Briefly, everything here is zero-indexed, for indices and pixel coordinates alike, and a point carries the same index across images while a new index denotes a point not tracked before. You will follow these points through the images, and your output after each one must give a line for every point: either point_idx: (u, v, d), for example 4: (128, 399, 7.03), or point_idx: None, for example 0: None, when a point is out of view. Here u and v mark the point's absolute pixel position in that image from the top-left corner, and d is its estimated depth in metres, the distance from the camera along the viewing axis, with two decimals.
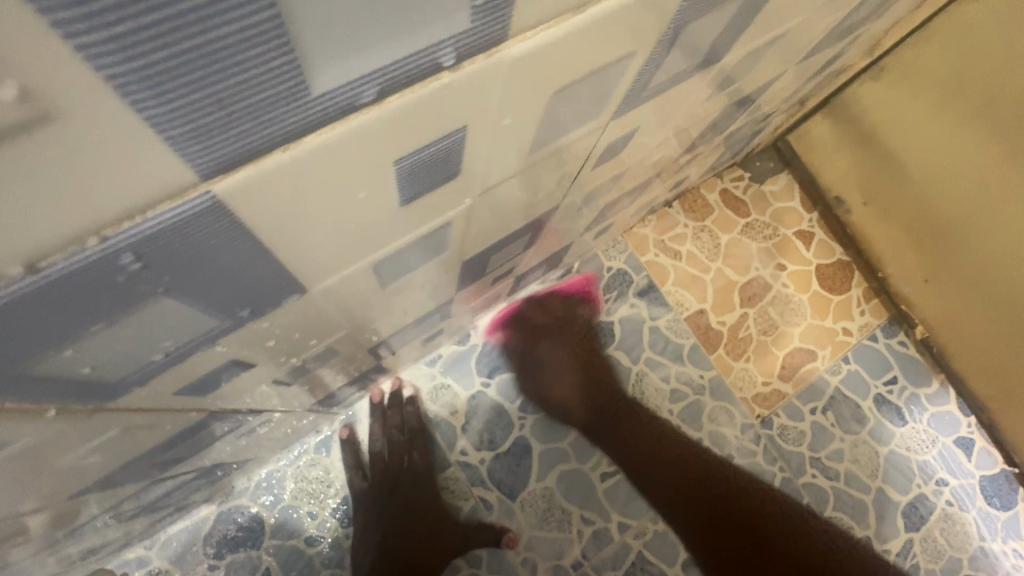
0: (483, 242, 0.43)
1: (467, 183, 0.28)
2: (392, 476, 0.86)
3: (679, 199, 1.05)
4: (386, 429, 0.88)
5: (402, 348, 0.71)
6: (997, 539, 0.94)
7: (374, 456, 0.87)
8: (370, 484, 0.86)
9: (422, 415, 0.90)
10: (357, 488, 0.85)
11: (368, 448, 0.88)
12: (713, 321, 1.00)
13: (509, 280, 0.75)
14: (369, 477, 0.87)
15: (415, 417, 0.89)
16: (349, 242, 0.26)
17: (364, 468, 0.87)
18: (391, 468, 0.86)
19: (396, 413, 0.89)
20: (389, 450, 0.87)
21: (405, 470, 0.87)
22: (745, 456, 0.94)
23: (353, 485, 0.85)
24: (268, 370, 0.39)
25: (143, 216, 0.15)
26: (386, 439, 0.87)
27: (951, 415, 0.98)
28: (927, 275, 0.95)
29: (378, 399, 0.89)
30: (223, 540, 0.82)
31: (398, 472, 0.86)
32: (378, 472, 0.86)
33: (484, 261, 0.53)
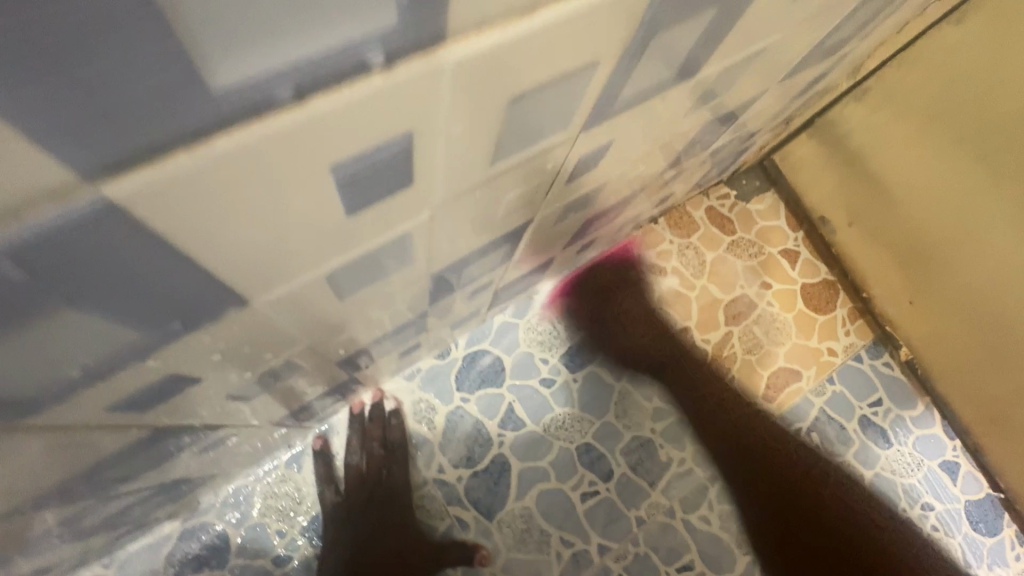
0: (452, 256, 0.42)
1: (425, 193, 0.27)
2: (369, 488, 0.84)
3: (665, 216, 1.04)
4: (364, 441, 0.86)
5: (376, 362, 0.69)
6: (984, 566, 0.92)
7: (349, 469, 0.84)
8: (343, 498, 0.83)
9: (404, 430, 0.87)
10: (330, 502, 0.83)
11: (343, 461, 0.85)
12: (697, 339, 0.99)
13: (489, 294, 0.74)
14: (343, 491, 0.84)
15: (397, 432, 0.87)
16: (294, 252, 0.24)
17: (337, 482, 0.84)
18: (367, 482, 0.84)
19: (377, 427, 0.86)
20: (366, 463, 0.85)
21: (381, 484, 0.85)
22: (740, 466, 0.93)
23: (325, 501, 0.82)
24: (219, 385, 0.37)
25: (19, 220, 0.13)
26: (364, 452, 0.85)
27: (936, 438, 0.97)
28: (912, 297, 0.94)
29: (357, 411, 0.87)
30: (187, 558, 0.78)
31: (374, 486, 0.85)
32: (354, 485, 0.84)
33: (459, 273, 0.51)
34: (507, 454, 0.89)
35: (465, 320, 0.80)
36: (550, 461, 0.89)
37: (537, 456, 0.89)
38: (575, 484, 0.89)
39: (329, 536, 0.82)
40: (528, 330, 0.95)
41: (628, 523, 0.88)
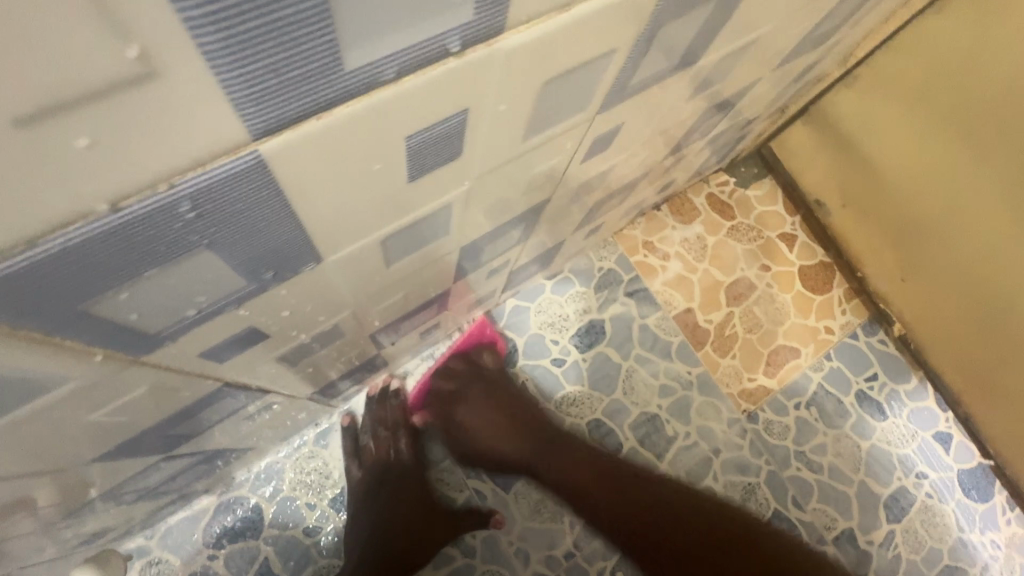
0: (481, 229, 0.47)
1: (471, 165, 0.32)
2: (386, 466, 0.87)
3: (667, 203, 1.09)
4: (383, 421, 0.89)
5: (399, 340, 0.74)
6: (975, 530, 0.97)
7: (366, 446, 0.88)
8: (364, 474, 0.87)
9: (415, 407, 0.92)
10: (354, 477, 0.86)
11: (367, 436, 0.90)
12: (700, 320, 1.04)
13: (502, 277, 0.79)
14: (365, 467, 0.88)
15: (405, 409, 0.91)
16: (366, 213, 0.29)
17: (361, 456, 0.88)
18: (386, 460, 0.87)
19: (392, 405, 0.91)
20: (385, 442, 0.88)
21: (399, 461, 0.88)
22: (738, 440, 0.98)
23: (350, 474, 0.86)
24: (279, 345, 0.42)
25: (203, 168, 0.18)
26: (384, 431, 0.89)
27: (929, 410, 1.01)
28: (903, 275, 0.99)
29: (376, 391, 0.91)
30: (222, 530, 0.83)
31: (392, 462, 0.88)
32: (376, 464, 0.87)
33: (481, 251, 0.56)
34: None
35: (480, 302, 0.85)
36: None
37: None
38: (586, 457, 0.94)
39: (352, 509, 0.85)
40: (538, 313, 1.00)
41: None
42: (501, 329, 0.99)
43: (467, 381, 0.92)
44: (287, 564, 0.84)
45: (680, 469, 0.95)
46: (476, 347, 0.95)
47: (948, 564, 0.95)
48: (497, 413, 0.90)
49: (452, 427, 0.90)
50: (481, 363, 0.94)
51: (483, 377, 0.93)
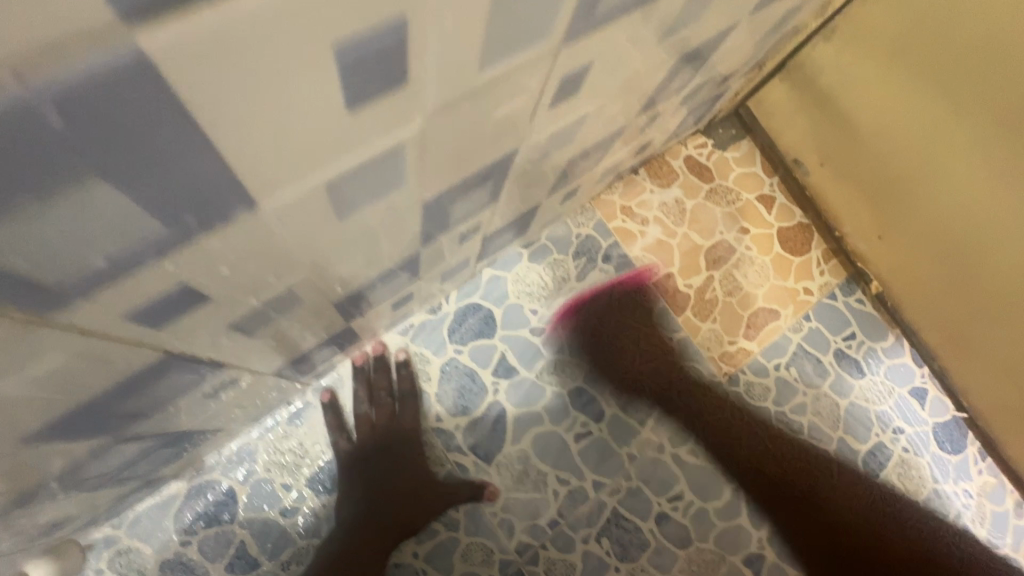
0: (444, 184, 0.44)
1: (419, 98, 0.29)
2: (380, 434, 0.86)
3: (645, 166, 1.07)
4: (372, 393, 0.88)
5: (370, 312, 0.71)
6: (950, 482, 0.99)
7: (358, 418, 0.87)
8: (354, 444, 0.86)
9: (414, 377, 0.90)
10: (343, 449, 0.85)
11: (351, 411, 0.88)
12: (680, 285, 1.03)
13: (476, 243, 0.76)
14: (354, 438, 0.86)
15: (408, 379, 0.89)
16: (297, 150, 0.26)
17: (348, 431, 0.86)
18: (379, 428, 0.86)
19: (383, 376, 0.89)
20: (375, 411, 0.87)
21: (391, 429, 0.87)
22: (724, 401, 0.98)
23: (337, 446, 0.85)
24: (227, 311, 0.38)
25: (64, 62, 0.15)
26: (372, 402, 0.88)
27: (905, 366, 1.03)
28: (880, 233, 0.99)
29: (361, 362, 0.89)
30: (195, 516, 0.80)
31: (386, 431, 0.86)
32: (365, 434, 0.86)
33: (448, 211, 0.53)
34: (502, 402, 0.92)
35: (455, 271, 0.82)
36: (544, 406, 0.93)
37: (531, 402, 0.93)
38: (569, 426, 0.93)
39: (342, 480, 0.84)
40: (516, 282, 0.97)
41: (620, 459, 0.92)
42: (477, 301, 0.96)
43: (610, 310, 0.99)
44: (264, 547, 0.81)
45: (668, 435, 0.95)
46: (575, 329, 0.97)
47: (923, 515, 0.97)
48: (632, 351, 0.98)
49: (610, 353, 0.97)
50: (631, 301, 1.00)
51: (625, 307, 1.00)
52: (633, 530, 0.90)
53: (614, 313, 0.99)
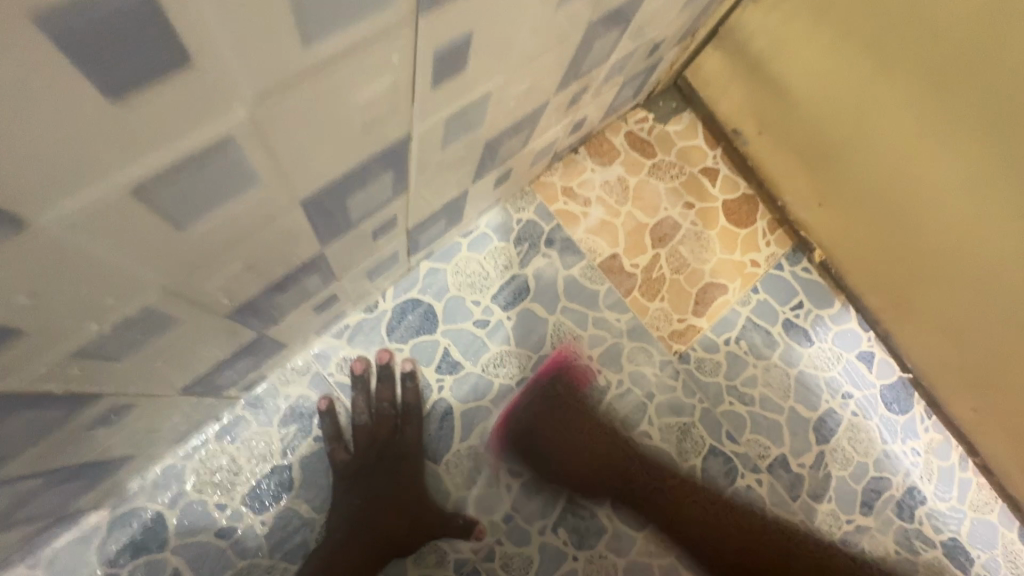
0: (321, 178, 0.40)
1: (223, 83, 0.25)
2: (379, 446, 0.85)
3: (584, 144, 1.04)
4: (375, 402, 0.86)
5: (288, 317, 0.66)
6: (898, 442, 1.00)
7: (357, 428, 0.85)
8: (354, 456, 0.84)
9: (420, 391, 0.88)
10: (342, 461, 0.82)
11: (349, 419, 0.86)
12: (626, 265, 1.00)
13: (400, 236, 0.71)
14: (353, 450, 0.85)
15: (413, 393, 0.86)
16: (42, 148, 0.22)
17: (346, 441, 0.84)
18: (379, 439, 0.85)
19: (388, 387, 0.87)
20: (375, 422, 0.86)
21: (391, 441, 0.86)
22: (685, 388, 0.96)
23: (335, 457, 0.82)
24: (63, 341, 0.34)
25: None
26: (373, 413, 0.86)
27: (852, 331, 1.03)
28: (819, 200, 0.98)
29: (361, 371, 0.86)
30: (121, 546, 0.75)
31: (387, 444, 0.86)
32: (365, 445, 0.85)
33: (343, 207, 0.48)
34: (447, 399, 0.89)
35: (383, 267, 0.78)
36: (491, 400, 0.90)
37: (477, 396, 0.90)
38: (519, 418, 0.90)
39: (338, 491, 0.82)
40: (455, 274, 0.93)
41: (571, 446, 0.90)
42: (414, 295, 0.92)
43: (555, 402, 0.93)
44: (200, 572, 0.77)
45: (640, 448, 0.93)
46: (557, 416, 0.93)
47: (875, 477, 0.98)
48: (575, 432, 0.93)
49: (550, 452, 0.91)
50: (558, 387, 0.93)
51: (574, 411, 0.93)
52: (590, 518, 0.88)
53: (561, 411, 0.93)
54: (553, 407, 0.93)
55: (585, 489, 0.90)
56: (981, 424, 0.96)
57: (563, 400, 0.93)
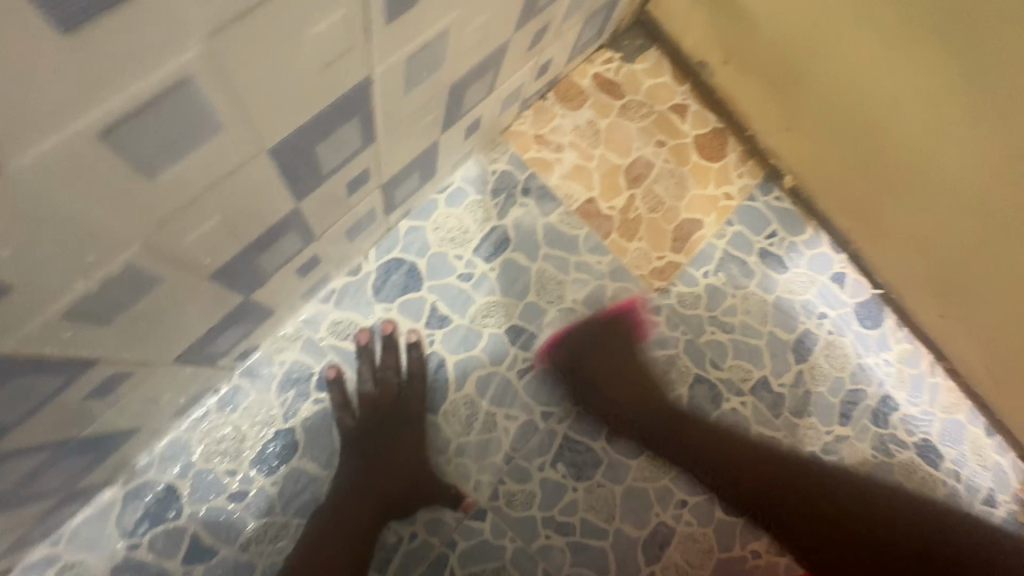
0: (286, 125, 0.40)
1: (171, 16, 0.25)
2: (383, 411, 0.89)
3: (552, 90, 1.03)
4: (379, 372, 0.89)
5: (272, 280, 0.67)
6: (872, 354, 1.05)
7: (363, 396, 0.89)
8: (357, 423, 0.88)
9: (424, 362, 0.91)
10: (348, 427, 0.87)
11: (356, 390, 0.89)
12: (603, 208, 1.02)
13: (374, 192, 0.71)
14: (356, 416, 0.88)
15: (418, 364, 0.90)
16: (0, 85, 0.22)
17: (352, 407, 0.88)
18: (382, 404, 0.89)
19: (391, 358, 0.89)
20: (379, 390, 0.89)
21: (396, 405, 0.89)
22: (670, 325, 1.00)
23: (342, 425, 0.86)
24: (45, 300, 0.35)
25: None
26: (376, 381, 0.89)
27: (824, 255, 1.06)
28: (786, 126, 1.00)
29: (365, 342, 0.88)
30: (138, 517, 0.78)
31: (390, 410, 0.89)
32: (368, 410, 0.88)
33: (311, 158, 0.48)
34: (439, 352, 0.91)
35: (362, 226, 0.78)
36: (483, 349, 0.93)
37: (468, 347, 0.92)
38: (510, 364, 0.93)
39: (341, 455, 0.86)
40: (436, 230, 0.94)
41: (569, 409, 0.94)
42: (397, 255, 0.92)
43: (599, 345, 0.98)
44: (217, 535, 0.80)
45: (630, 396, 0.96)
46: (645, 333, 0.99)
47: (851, 389, 1.03)
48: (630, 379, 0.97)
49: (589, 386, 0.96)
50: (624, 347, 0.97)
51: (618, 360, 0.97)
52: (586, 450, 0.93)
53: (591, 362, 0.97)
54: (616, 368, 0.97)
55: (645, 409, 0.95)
56: (945, 329, 1.01)
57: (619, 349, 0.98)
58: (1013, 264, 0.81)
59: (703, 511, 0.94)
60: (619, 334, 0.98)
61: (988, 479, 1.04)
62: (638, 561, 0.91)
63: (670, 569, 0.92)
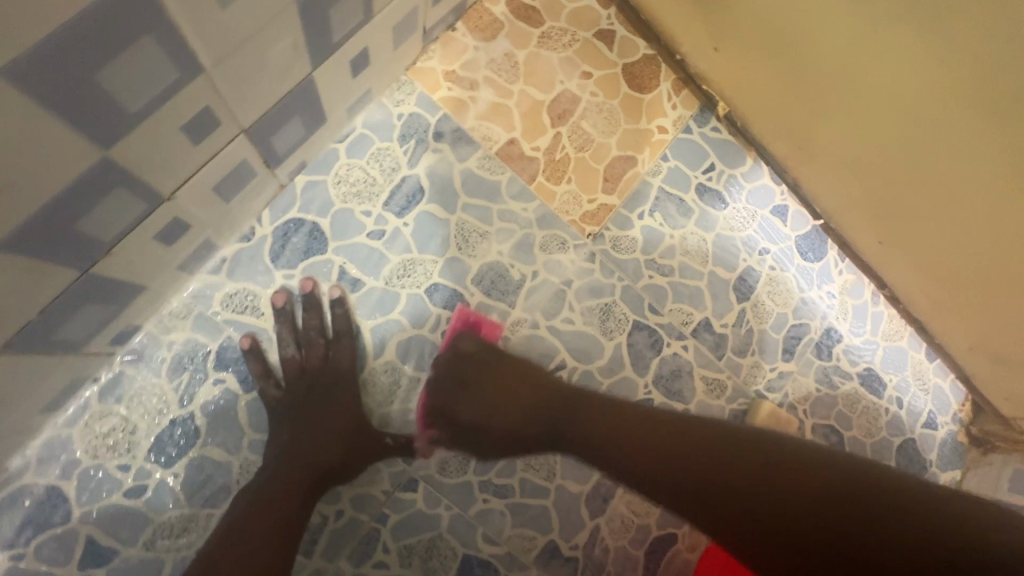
0: (20, 40, 0.32)
1: None
2: (310, 376, 0.80)
3: (461, 20, 0.93)
4: (302, 334, 0.81)
5: (122, 250, 0.58)
6: (814, 288, 1.01)
7: (284, 360, 0.80)
8: (285, 392, 0.79)
9: (350, 317, 0.83)
10: (273, 398, 0.78)
11: (277, 355, 0.81)
12: (526, 149, 0.93)
13: (239, 140, 0.61)
14: (284, 385, 0.80)
15: (344, 319, 0.82)
16: None
17: (275, 375, 0.80)
18: (309, 369, 0.81)
19: (314, 316, 0.81)
20: (304, 353, 0.81)
21: (325, 369, 0.81)
22: (607, 273, 0.94)
23: (266, 395, 0.78)
24: None
25: None
26: (300, 344, 0.81)
27: (765, 187, 1.01)
28: (715, 43, 0.92)
29: (281, 304, 0.80)
30: (22, 524, 0.71)
31: (318, 375, 0.81)
32: (293, 377, 0.80)
33: (98, 94, 0.40)
34: (354, 318, 0.84)
35: (236, 182, 0.69)
36: (401, 312, 0.85)
37: (386, 311, 0.85)
38: (434, 325, 0.86)
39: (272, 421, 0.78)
40: (338, 184, 0.85)
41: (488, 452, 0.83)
42: (296, 215, 0.83)
43: (481, 357, 0.83)
44: (116, 535, 0.73)
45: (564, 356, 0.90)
46: (491, 335, 0.87)
47: (794, 325, 1.00)
48: (502, 387, 0.81)
49: (470, 427, 0.82)
50: (466, 347, 0.84)
51: (484, 362, 0.83)
52: None
53: (463, 390, 0.82)
54: (489, 369, 0.82)
55: (530, 409, 0.79)
56: (883, 255, 0.97)
57: (480, 357, 0.83)
58: (975, 161, 0.73)
59: None
60: (465, 358, 0.83)
61: (929, 403, 1.05)
62: (581, 516, 0.88)
63: (615, 521, 0.89)
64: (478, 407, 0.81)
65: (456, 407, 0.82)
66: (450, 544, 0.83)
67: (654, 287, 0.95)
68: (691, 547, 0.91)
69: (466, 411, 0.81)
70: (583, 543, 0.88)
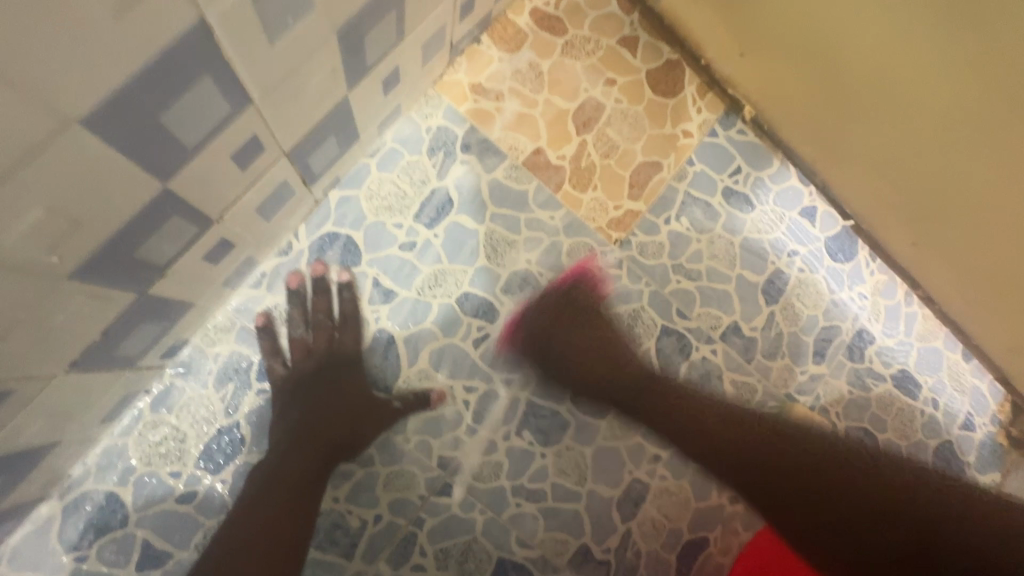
0: (98, 91, 0.35)
1: None
2: (318, 356, 0.84)
3: (486, 33, 0.94)
4: (311, 315, 0.85)
5: (174, 271, 0.60)
6: (845, 289, 1.00)
7: (295, 341, 0.84)
8: (292, 369, 0.83)
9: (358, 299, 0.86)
10: (280, 374, 0.82)
11: (288, 335, 0.84)
12: (552, 158, 0.94)
13: (280, 162, 0.64)
14: (291, 363, 0.84)
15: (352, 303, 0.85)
16: None
17: (284, 355, 0.83)
18: (318, 351, 0.84)
19: (324, 298, 0.85)
20: (313, 334, 0.85)
21: (331, 351, 0.85)
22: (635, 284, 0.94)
23: (274, 371, 0.82)
24: None
25: None
26: (309, 325, 0.85)
27: (793, 189, 1.00)
28: (741, 49, 0.92)
29: (295, 285, 0.84)
30: (83, 528, 0.75)
31: (327, 354, 0.85)
32: (314, 374, 0.84)
33: (160, 135, 0.42)
34: (387, 327, 0.86)
35: (277, 201, 0.71)
36: (433, 322, 0.87)
37: (420, 320, 0.87)
38: (465, 333, 0.88)
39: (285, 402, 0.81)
40: (370, 198, 0.87)
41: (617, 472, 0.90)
42: (330, 229, 0.86)
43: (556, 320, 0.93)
44: (170, 537, 0.77)
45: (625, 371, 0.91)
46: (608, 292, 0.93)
47: (825, 327, 0.99)
48: (591, 340, 0.93)
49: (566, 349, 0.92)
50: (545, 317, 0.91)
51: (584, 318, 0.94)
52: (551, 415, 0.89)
53: (556, 332, 0.93)
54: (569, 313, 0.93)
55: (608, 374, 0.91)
56: (919, 256, 0.95)
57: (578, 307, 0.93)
58: (1000, 177, 0.74)
59: (677, 464, 0.92)
60: (577, 311, 0.93)
61: (966, 404, 1.03)
62: (612, 519, 0.89)
63: (646, 524, 0.90)
64: (586, 336, 0.93)
65: (560, 339, 0.93)
66: (484, 548, 0.85)
67: (682, 291, 0.95)
68: (723, 551, 0.92)
69: (563, 338, 0.93)
70: (615, 546, 0.89)
